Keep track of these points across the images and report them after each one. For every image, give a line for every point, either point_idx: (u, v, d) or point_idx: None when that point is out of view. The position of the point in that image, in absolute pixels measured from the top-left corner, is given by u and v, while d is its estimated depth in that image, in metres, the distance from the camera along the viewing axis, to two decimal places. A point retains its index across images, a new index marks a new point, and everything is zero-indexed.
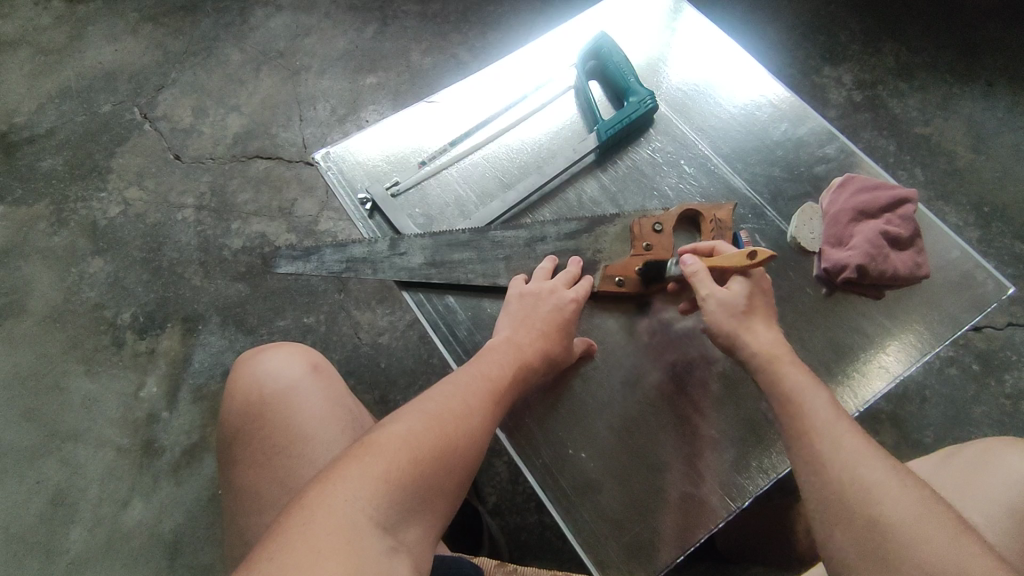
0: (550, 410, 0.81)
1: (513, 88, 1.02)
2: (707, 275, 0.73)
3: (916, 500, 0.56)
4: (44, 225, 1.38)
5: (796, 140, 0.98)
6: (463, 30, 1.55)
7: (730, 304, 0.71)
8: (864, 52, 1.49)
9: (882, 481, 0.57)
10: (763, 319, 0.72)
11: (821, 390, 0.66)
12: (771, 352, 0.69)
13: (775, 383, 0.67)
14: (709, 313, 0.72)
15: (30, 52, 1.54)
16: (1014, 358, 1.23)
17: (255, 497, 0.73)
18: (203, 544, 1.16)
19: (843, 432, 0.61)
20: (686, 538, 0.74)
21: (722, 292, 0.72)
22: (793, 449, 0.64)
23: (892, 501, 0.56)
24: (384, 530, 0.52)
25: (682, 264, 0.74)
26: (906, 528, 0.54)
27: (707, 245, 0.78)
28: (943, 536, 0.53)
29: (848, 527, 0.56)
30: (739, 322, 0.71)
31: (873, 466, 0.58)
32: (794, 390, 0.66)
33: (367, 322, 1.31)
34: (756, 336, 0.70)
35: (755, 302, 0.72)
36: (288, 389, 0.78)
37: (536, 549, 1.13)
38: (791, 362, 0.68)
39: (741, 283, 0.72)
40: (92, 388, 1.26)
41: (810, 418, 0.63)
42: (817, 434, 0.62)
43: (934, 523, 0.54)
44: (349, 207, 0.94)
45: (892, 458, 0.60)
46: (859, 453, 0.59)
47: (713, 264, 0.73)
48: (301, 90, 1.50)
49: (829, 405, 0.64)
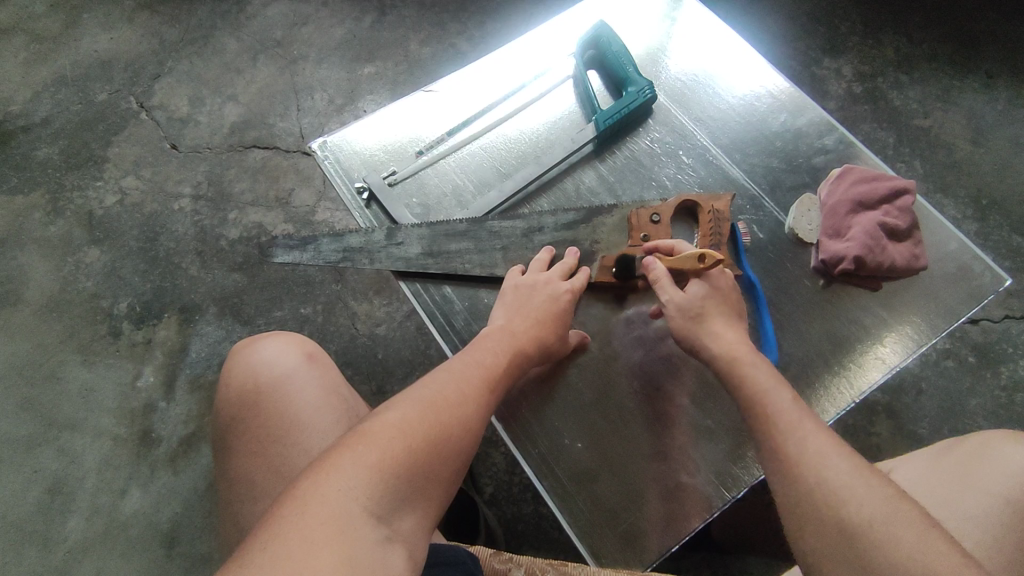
0: (546, 400, 0.81)
1: (511, 77, 1.02)
2: (668, 279, 0.75)
3: (885, 500, 0.56)
4: (39, 215, 1.38)
5: (794, 131, 0.97)
6: (461, 19, 1.53)
7: (686, 308, 0.73)
8: (864, 44, 1.48)
9: (852, 482, 0.57)
10: (722, 318, 0.73)
11: (786, 391, 0.66)
12: (731, 354, 0.70)
13: (743, 383, 0.67)
14: (676, 315, 0.74)
15: (25, 40, 1.53)
16: (1010, 350, 1.24)
17: (249, 486, 0.73)
18: (199, 533, 1.16)
19: (810, 432, 0.62)
20: (678, 528, 0.75)
21: (679, 296, 0.74)
22: (763, 452, 0.64)
23: (861, 502, 0.56)
24: (377, 519, 0.52)
25: (646, 266, 0.77)
26: (873, 528, 0.54)
27: (667, 243, 0.80)
28: (913, 535, 0.53)
29: (819, 531, 0.57)
30: (698, 326, 0.72)
31: (841, 467, 0.58)
32: (761, 391, 0.66)
33: (364, 313, 1.31)
34: (715, 337, 0.71)
35: (712, 303, 0.74)
36: (283, 378, 0.78)
37: (532, 539, 1.14)
38: (754, 362, 0.69)
39: (697, 284, 0.74)
40: (89, 378, 1.26)
41: (777, 417, 0.63)
42: (784, 436, 0.62)
43: (902, 521, 0.54)
44: (346, 196, 0.94)
45: (859, 458, 0.60)
46: (827, 453, 0.60)
47: (671, 266, 0.75)
48: (299, 80, 1.49)
49: (796, 405, 0.64)
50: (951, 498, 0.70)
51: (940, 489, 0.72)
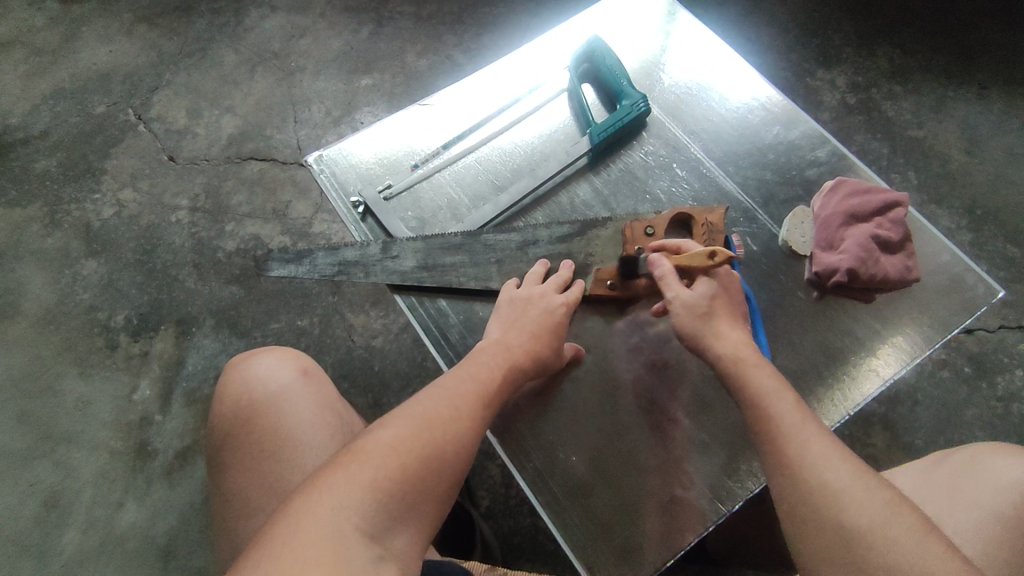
0: (541, 413, 0.81)
1: (506, 91, 1.02)
2: (674, 276, 0.74)
3: (884, 505, 0.56)
4: (37, 227, 1.38)
5: (787, 144, 0.98)
6: (458, 32, 1.55)
7: (693, 306, 0.72)
8: (857, 55, 1.49)
9: (852, 486, 0.58)
10: (728, 320, 0.73)
11: (788, 393, 0.66)
12: (736, 354, 0.69)
13: (746, 384, 0.67)
14: (682, 312, 0.73)
15: (25, 53, 1.53)
16: (1006, 361, 1.24)
17: (243, 503, 0.73)
18: (195, 547, 1.15)
19: (812, 436, 0.62)
20: (673, 542, 0.74)
21: (686, 294, 0.73)
22: (764, 454, 0.64)
23: (861, 507, 0.56)
24: (369, 538, 0.52)
25: (652, 263, 0.76)
26: (874, 534, 0.55)
27: (674, 242, 0.79)
28: (911, 539, 0.54)
29: (819, 535, 0.57)
30: (706, 324, 0.72)
31: (841, 470, 0.59)
32: (764, 393, 0.65)
33: (360, 325, 1.31)
34: (719, 338, 0.71)
35: (718, 303, 0.73)
36: (278, 394, 0.78)
37: (528, 552, 1.13)
38: (758, 364, 0.68)
39: (705, 283, 0.74)
40: (85, 391, 1.26)
41: (778, 420, 0.63)
42: (786, 440, 0.62)
43: (900, 525, 0.55)
44: (342, 209, 0.94)
45: (860, 461, 0.60)
46: (829, 457, 0.60)
47: (679, 263, 0.74)
48: (296, 91, 1.50)
49: (798, 408, 0.64)
50: (945, 510, 0.70)
51: (933, 501, 0.72)
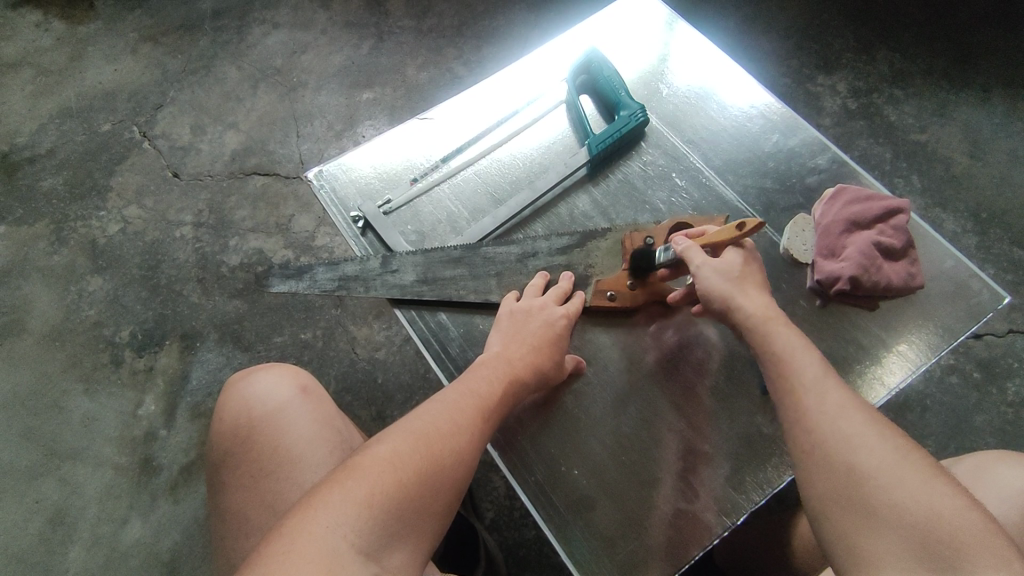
0: (543, 427, 0.80)
1: (504, 104, 1.03)
2: (699, 249, 0.74)
3: (893, 450, 0.57)
4: (43, 244, 1.39)
5: (787, 151, 0.97)
6: (458, 44, 1.56)
7: (724, 270, 0.73)
8: (857, 61, 1.49)
9: (864, 433, 0.58)
10: (756, 286, 0.73)
11: (809, 350, 0.66)
12: (763, 315, 0.69)
13: (765, 342, 0.68)
14: (714, 276, 0.73)
15: (32, 73, 1.56)
16: (1016, 365, 1.22)
17: (243, 522, 0.73)
18: (200, 563, 1.15)
19: (829, 389, 0.62)
20: (679, 554, 0.73)
21: (717, 261, 0.73)
22: (781, 406, 0.64)
23: (868, 451, 0.57)
24: (366, 555, 0.52)
25: (676, 245, 0.76)
26: (882, 475, 0.55)
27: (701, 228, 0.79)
28: (919, 482, 0.54)
29: (827, 478, 0.58)
30: (734, 287, 0.72)
31: (854, 419, 0.59)
32: (786, 350, 0.66)
33: (364, 337, 1.31)
34: (748, 300, 0.71)
35: (749, 271, 0.74)
36: (277, 411, 0.78)
37: (533, 565, 1.12)
38: (781, 325, 0.69)
39: (740, 249, 0.74)
40: (91, 407, 1.26)
41: (797, 374, 0.64)
42: (805, 393, 0.62)
43: (910, 468, 0.55)
44: (342, 225, 0.94)
45: (877, 414, 0.61)
46: (843, 407, 0.60)
47: (704, 241, 0.75)
48: (298, 106, 1.51)
49: (818, 363, 0.65)
50: None
51: None
